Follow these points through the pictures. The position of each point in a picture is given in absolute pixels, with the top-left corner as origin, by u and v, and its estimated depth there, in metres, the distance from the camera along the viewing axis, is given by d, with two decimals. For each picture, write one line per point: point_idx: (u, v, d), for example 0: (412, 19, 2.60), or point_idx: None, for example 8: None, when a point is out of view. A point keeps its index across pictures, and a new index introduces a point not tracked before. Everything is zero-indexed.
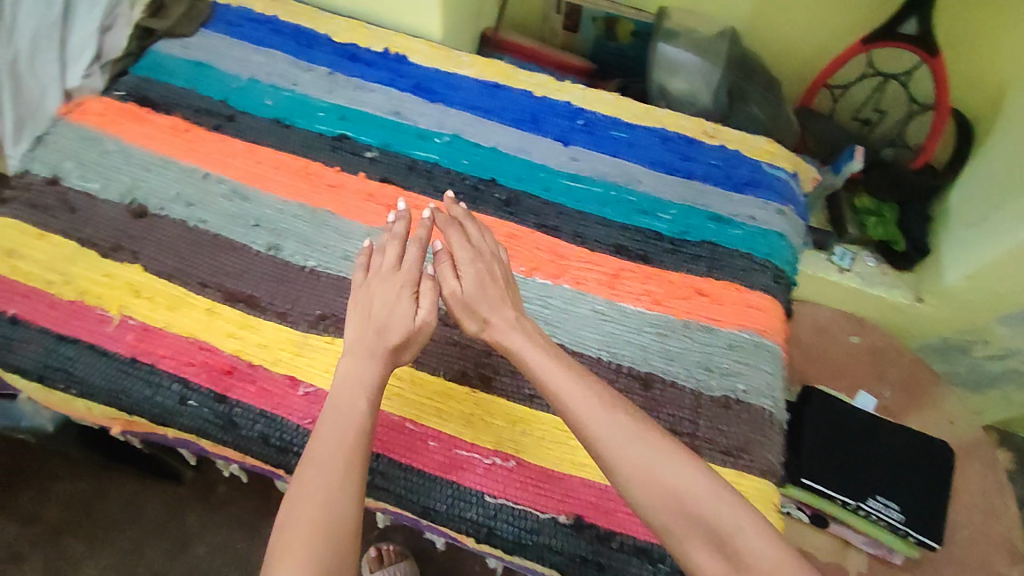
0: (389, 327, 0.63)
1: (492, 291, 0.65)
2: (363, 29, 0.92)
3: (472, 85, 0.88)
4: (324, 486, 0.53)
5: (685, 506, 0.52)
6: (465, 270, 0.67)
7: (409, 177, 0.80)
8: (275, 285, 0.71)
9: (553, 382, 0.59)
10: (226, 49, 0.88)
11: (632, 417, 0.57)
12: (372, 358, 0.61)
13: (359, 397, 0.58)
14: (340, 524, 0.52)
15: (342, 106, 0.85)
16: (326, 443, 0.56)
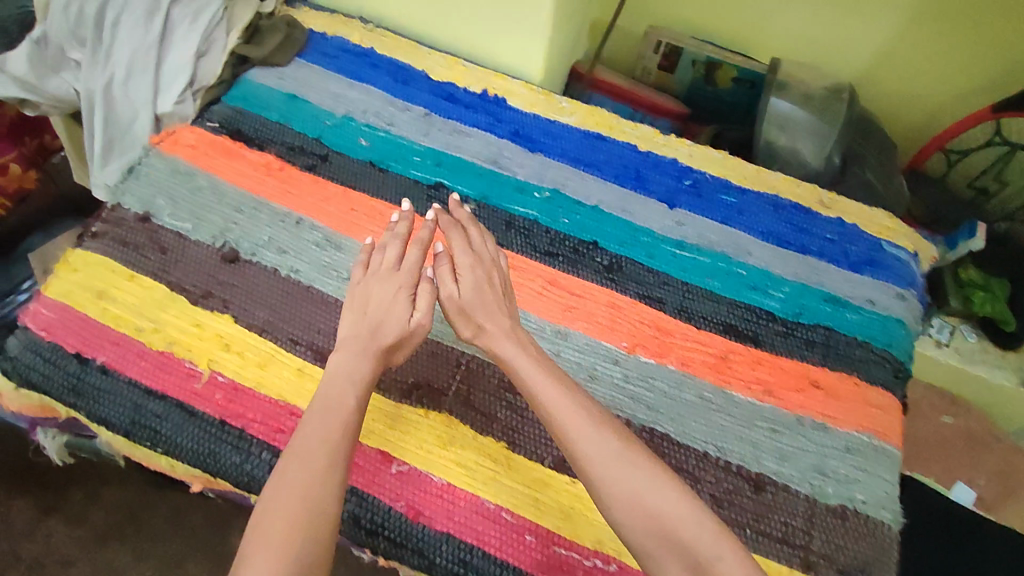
0: (384, 326, 0.63)
1: (490, 299, 0.65)
2: (461, 67, 0.89)
3: (573, 135, 0.84)
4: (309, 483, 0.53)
5: (667, 530, 0.53)
6: (464, 275, 0.67)
7: (507, 234, 0.76)
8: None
9: (543, 395, 0.59)
10: (322, 83, 0.85)
11: (619, 437, 0.57)
12: (363, 355, 0.61)
13: (350, 393, 0.58)
14: (323, 523, 0.51)
15: (438, 150, 0.81)
16: (314, 439, 0.55)
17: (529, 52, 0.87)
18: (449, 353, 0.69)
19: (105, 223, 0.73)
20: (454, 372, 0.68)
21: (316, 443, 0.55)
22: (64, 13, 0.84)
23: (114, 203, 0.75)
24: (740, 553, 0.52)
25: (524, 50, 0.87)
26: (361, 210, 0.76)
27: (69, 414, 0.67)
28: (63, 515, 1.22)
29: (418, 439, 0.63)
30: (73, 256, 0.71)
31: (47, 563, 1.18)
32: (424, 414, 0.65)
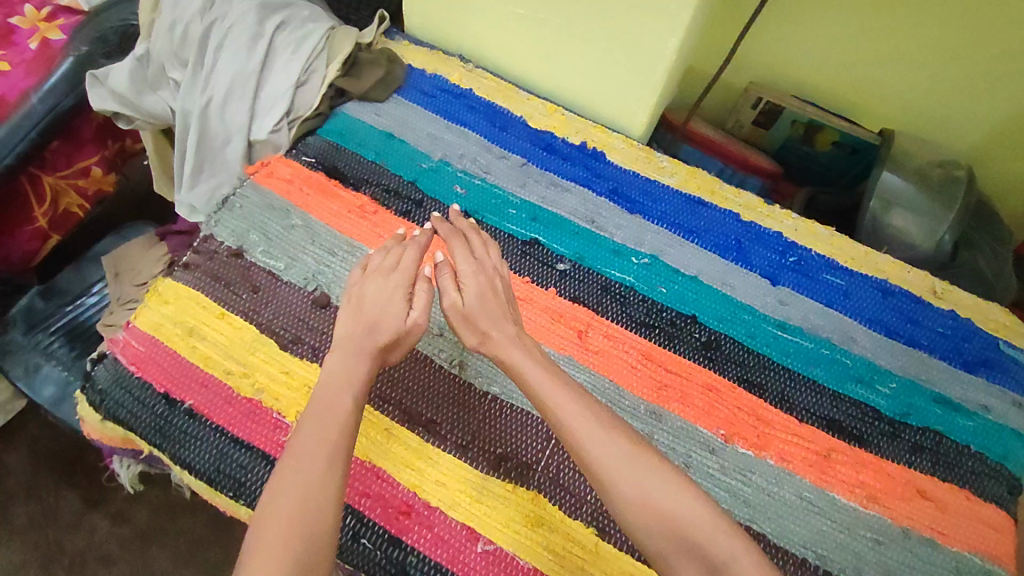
0: (379, 325, 0.60)
1: (494, 306, 0.63)
2: (561, 115, 0.87)
3: (674, 198, 0.82)
4: (311, 476, 0.51)
5: (682, 533, 0.50)
6: (467, 283, 0.64)
7: (603, 300, 0.74)
8: (456, 412, 0.65)
9: (552, 398, 0.57)
10: (419, 123, 0.83)
11: (630, 440, 0.55)
12: (358, 354, 0.59)
13: (346, 392, 0.56)
14: (319, 524, 0.50)
15: (535, 204, 0.80)
16: (315, 434, 0.54)
17: (633, 106, 0.85)
18: (540, 424, 0.65)
19: (198, 254, 0.72)
20: (544, 446, 0.64)
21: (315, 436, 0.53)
22: (169, 35, 0.83)
23: (205, 233, 0.73)
24: (760, 558, 0.50)
25: (628, 104, 0.85)
26: None
27: (151, 452, 0.66)
28: (107, 512, 1.23)
29: (504, 517, 0.61)
30: (164, 287, 0.69)
31: (89, 561, 1.18)
32: (510, 490, 0.62)
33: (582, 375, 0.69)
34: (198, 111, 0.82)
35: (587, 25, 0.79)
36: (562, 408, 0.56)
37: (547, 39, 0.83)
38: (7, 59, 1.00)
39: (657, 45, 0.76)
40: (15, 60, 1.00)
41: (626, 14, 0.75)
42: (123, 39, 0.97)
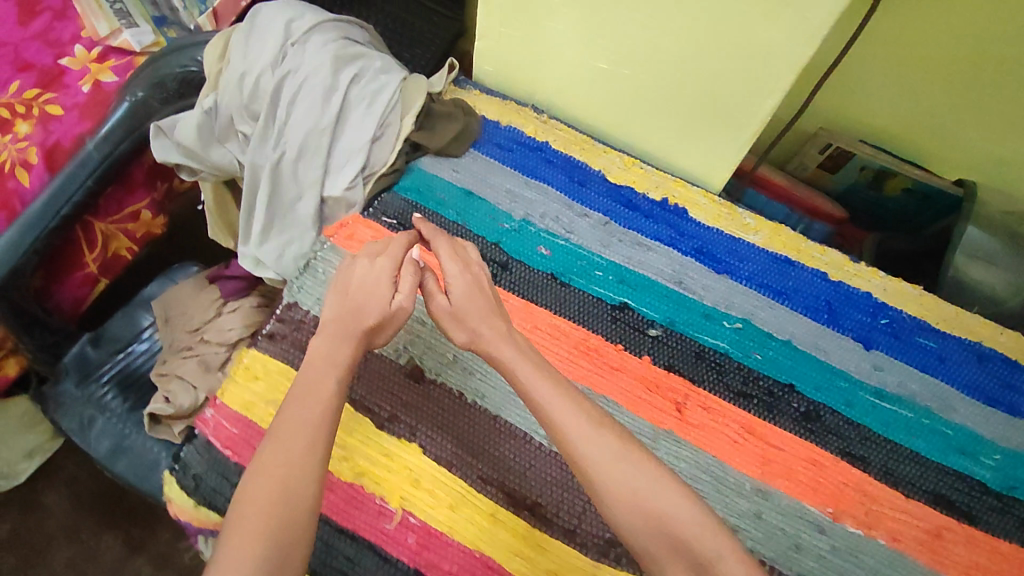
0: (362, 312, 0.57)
1: (484, 305, 0.62)
2: (639, 169, 0.85)
3: (760, 256, 0.81)
4: (289, 466, 0.49)
5: (668, 531, 0.48)
6: (455, 284, 0.63)
7: (698, 368, 0.72)
8: (559, 492, 0.63)
9: (543, 397, 0.55)
10: (497, 178, 0.81)
11: (618, 438, 0.53)
12: (340, 339, 0.56)
13: (331, 376, 0.54)
14: (302, 508, 0.49)
15: (621, 265, 0.78)
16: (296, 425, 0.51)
17: (718, 161, 0.82)
18: None
19: (281, 323, 0.69)
20: None
21: (294, 425, 0.51)
22: (240, 87, 0.79)
23: (288, 300, 0.71)
24: (747, 556, 0.48)
25: (712, 158, 0.82)
26: (543, 328, 0.72)
27: None
28: (149, 556, 1.20)
29: None
30: (249, 360, 0.67)
31: None
32: None
33: (685, 450, 0.68)
34: (270, 167, 0.79)
35: (675, 83, 0.76)
36: (554, 407, 0.54)
37: (630, 93, 0.80)
38: (59, 102, 0.97)
39: (750, 106, 0.73)
40: (67, 103, 0.97)
41: (721, 75, 0.72)
42: (181, 85, 0.93)
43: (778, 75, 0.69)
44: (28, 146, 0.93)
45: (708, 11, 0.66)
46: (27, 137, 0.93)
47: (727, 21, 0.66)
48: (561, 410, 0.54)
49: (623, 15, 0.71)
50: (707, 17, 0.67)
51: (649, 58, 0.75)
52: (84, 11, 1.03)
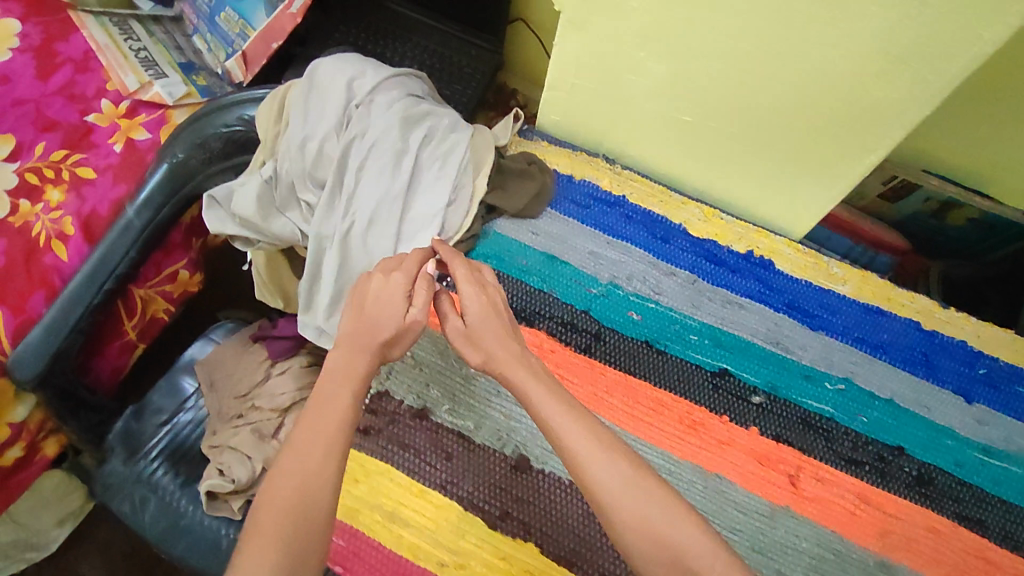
0: (378, 327, 0.57)
1: (498, 325, 0.60)
2: (720, 220, 0.81)
3: (851, 309, 0.78)
4: (303, 472, 0.49)
5: (672, 558, 0.47)
6: (469, 303, 0.61)
7: (807, 436, 0.70)
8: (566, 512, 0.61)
9: (552, 416, 0.53)
10: (578, 240, 0.77)
11: (628, 461, 0.51)
12: (356, 352, 0.56)
13: (344, 390, 0.54)
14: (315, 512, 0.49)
15: (714, 327, 0.74)
16: (318, 452, 0.50)
17: (802, 212, 0.79)
18: None
19: (374, 415, 0.65)
20: None
21: (314, 437, 0.51)
22: (302, 153, 0.74)
23: (377, 389, 0.66)
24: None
25: (799, 209, 0.79)
26: (645, 404, 0.69)
27: None
28: None
29: None
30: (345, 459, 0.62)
31: None
32: None
33: (804, 526, 0.65)
34: (338, 239, 0.73)
35: (768, 137, 0.72)
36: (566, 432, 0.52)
37: (715, 146, 0.76)
38: (90, 163, 0.91)
39: (850, 160, 0.70)
40: (99, 165, 0.91)
41: (822, 130, 0.68)
42: (227, 145, 0.85)
43: (887, 133, 0.65)
44: (63, 215, 0.86)
45: (816, 70, 0.63)
46: (60, 206, 0.87)
47: (837, 80, 0.63)
48: (570, 429, 0.53)
49: (717, 71, 0.67)
50: (813, 76, 0.64)
51: (741, 113, 0.71)
52: (110, 64, 0.98)
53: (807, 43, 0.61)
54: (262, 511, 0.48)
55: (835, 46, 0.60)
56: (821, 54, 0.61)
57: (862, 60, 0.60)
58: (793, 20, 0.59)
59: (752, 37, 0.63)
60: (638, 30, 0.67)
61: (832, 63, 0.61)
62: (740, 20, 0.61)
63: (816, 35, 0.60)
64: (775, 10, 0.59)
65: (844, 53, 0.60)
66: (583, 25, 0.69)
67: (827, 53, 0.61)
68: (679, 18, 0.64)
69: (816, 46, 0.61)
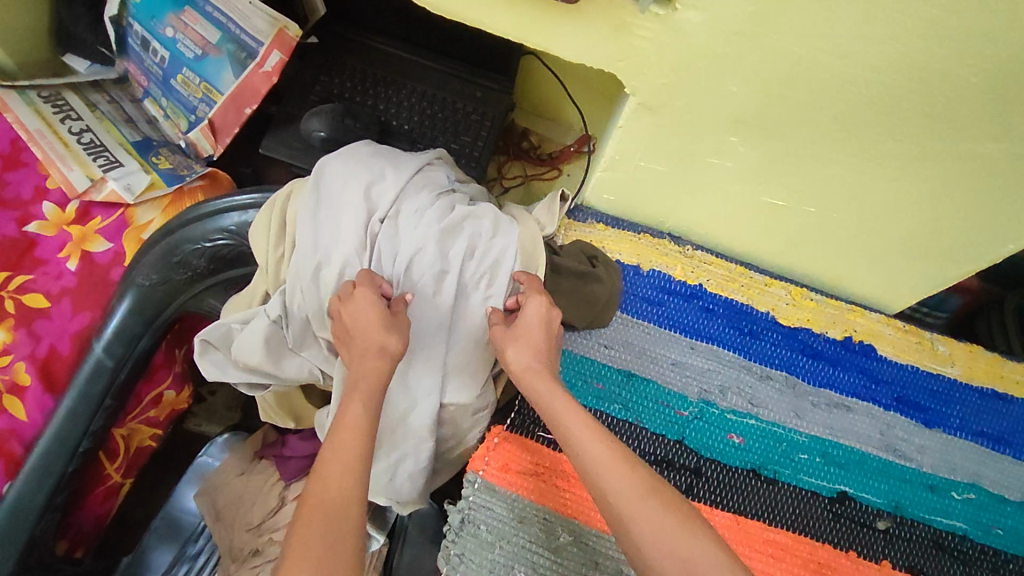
0: (366, 333, 0.54)
1: (539, 335, 0.56)
2: (811, 301, 0.71)
3: (963, 394, 0.69)
4: (330, 490, 0.46)
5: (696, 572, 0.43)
6: (525, 319, 0.57)
7: (943, 563, 0.61)
8: None
9: (573, 431, 0.50)
10: (658, 348, 0.66)
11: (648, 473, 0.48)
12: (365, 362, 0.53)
13: (353, 402, 0.51)
14: (342, 521, 0.45)
15: (823, 439, 0.65)
16: (333, 492, 0.46)
17: (900, 289, 0.69)
18: None
19: None
20: None
21: (335, 468, 0.47)
22: (318, 290, 0.60)
23: None
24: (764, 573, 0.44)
25: (901, 288, 0.69)
26: (764, 549, 0.59)
27: None
28: None
29: None
30: None
31: None
32: None
33: None
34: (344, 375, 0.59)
35: (883, 223, 0.62)
36: (585, 447, 0.49)
37: (809, 230, 0.66)
38: (38, 287, 0.73)
39: (979, 246, 0.60)
40: (52, 289, 0.73)
41: (952, 219, 0.59)
42: (212, 261, 0.70)
43: None
44: (13, 361, 0.70)
45: (958, 157, 0.53)
46: (8, 350, 0.70)
47: (984, 169, 0.53)
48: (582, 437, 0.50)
49: (826, 156, 0.56)
50: (952, 162, 0.54)
51: (849, 198, 0.60)
52: (48, 156, 0.79)
53: (958, 133, 0.51)
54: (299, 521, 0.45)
55: (995, 139, 0.51)
56: (970, 143, 0.51)
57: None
58: (945, 108, 0.49)
59: (885, 124, 0.52)
60: (735, 113, 0.55)
61: (984, 154, 0.52)
62: (874, 108, 0.51)
63: (969, 123, 0.50)
64: (925, 100, 0.49)
65: (1002, 144, 0.51)
66: (661, 109, 0.57)
67: (981, 144, 0.51)
68: (797, 104, 0.52)
69: (966, 135, 0.51)
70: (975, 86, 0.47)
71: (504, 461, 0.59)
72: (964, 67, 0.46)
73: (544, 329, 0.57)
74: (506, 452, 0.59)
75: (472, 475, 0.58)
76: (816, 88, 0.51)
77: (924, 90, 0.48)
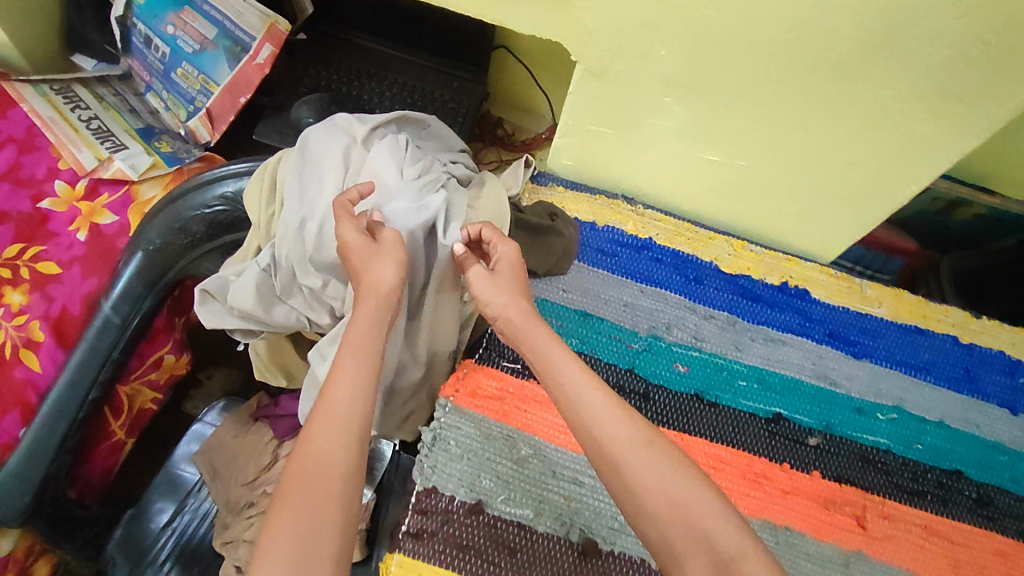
0: (363, 269, 0.61)
1: (516, 277, 0.64)
2: (750, 252, 0.79)
3: (890, 331, 0.77)
4: (316, 447, 0.50)
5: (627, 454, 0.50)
6: (501, 263, 0.65)
7: (867, 473, 0.68)
8: (573, 555, 0.60)
9: (569, 385, 0.56)
10: (611, 292, 0.74)
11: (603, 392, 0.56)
12: (374, 309, 0.60)
13: (349, 360, 0.56)
14: (325, 475, 0.49)
15: (761, 368, 0.72)
16: (320, 442, 0.51)
17: (829, 238, 0.77)
18: None
19: (425, 516, 0.60)
20: None
21: (324, 424, 0.52)
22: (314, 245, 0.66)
23: (424, 486, 0.62)
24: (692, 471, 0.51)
25: (830, 237, 0.77)
26: (707, 462, 0.66)
27: None
28: None
29: None
30: (399, 569, 0.57)
31: None
32: None
33: (879, 571, 0.63)
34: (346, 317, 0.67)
35: (805, 172, 0.69)
36: None
37: (742, 183, 0.74)
38: (51, 256, 0.81)
39: (887, 191, 0.68)
40: (63, 257, 0.81)
41: (863, 166, 0.66)
42: (210, 227, 0.78)
43: (929, 164, 0.63)
44: (28, 320, 0.77)
45: (858, 106, 0.61)
46: (24, 310, 0.77)
47: (883, 117, 0.61)
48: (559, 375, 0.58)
49: (748, 108, 0.64)
50: (853, 111, 0.61)
51: (772, 148, 0.68)
52: (60, 140, 0.87)
53: (854, 83, 0.59)
54: (289, 475, 0.49)
55: (886, 86, 0.58)
56: (866, 93, 0.59)
57: (910, 98, 0.58)
58: (839, 61, 0.57)
59: (790, 77, 0.60)
60: (666, 75, 0.64)
61: (879, 102, 0.60)
62: (778, 63, 0.59)
63: (860, 74, 0.58)
64: (819, 54, 0.57)
65: (893, 92, 0.58)
66: (603, 74, 0.65)
67: (872, 91, 0.59)
68: (714, 62, 0.61)
69: (860, 85, 0.59)
70: (859, 39, 0.55)
71: (477, 386, 0.67)
72: (846, 21, 0.54)
73: (517, 268, 0.65)
74: (474, 378, 0.67)
75: (447, 395, 0.66)
76: (728, 46, 0.59)
77: (819, 45, 0.56)
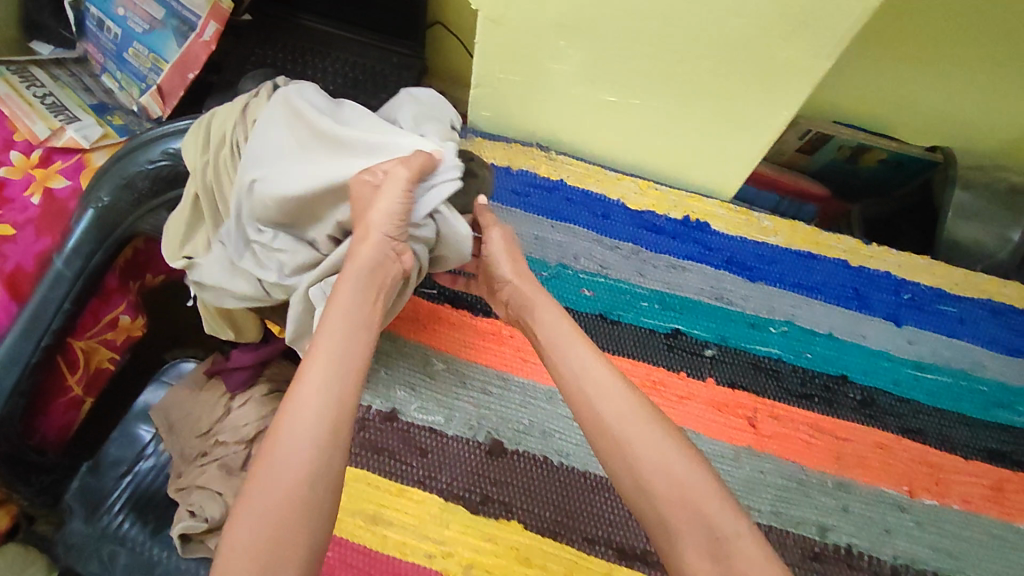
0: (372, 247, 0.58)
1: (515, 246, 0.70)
2: (655, 191, 0.86)
3: (784, 256, 0.84)
4: (288, 431, 0.46)
5: None
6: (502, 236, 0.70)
7: (758, 379, 0.74)
8: (483, 457, 0.65)
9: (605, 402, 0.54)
10: (523, 227, 0.80)
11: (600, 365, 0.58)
12: (363, 285, 0.56)
13: (335, 342, 0.51)
14: (294, 462, 0.45)
15: (662, 291, 0.78)
16: (291, 429, 0.46)
17: (725, 171, 0.84)
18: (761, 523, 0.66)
19: None
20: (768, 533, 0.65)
21: (296, 406, 0.47)
22: (273, 205, 0.66)
23: None
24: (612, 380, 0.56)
25: (726, 170, 0.84)
26: None
27: None
28: None
29: None
30: None
31: None
32: None
33: (765, 462, 0.69)
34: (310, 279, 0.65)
35: (692, 105, 0.76)
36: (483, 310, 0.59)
37: (640, 121, 0.80)
38: (6, 219, 0.86)
39: (766, 120, 0.75)
40: (17, 219, 0.86)
41: (742, 95, 0.73)
42: (154, 182, 0.83)
43: (794, 89, 0.70)
44: None
45: (722, 37, 0.67)
46: None
47: (746, 46, 0.67)
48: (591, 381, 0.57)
49: (629, 46, 0.71)
50: (720, 42, 0.68)
51: (659, 84, 0.74)
52: (15, 113, 0.93)
53: (714, 15, 0.65)
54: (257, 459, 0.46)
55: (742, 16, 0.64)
56: (726, 24, 0.65)
57: (766, 25, 0.65)
58: None
59: (659, 13, 0.66)
60: (554, 18, 0.70)
61: (738, 31, 0.66)
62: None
63: (718, 6, 0.64)
64: None
65: (747, 20, 0.65)
66: (501, 21, 0.72)
67: (732, 21, 0.65)
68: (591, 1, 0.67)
69: (720, 16, 0.65)
70: None
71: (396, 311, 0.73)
72: None
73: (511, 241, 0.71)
74: None
75: None
76: None
77: None
